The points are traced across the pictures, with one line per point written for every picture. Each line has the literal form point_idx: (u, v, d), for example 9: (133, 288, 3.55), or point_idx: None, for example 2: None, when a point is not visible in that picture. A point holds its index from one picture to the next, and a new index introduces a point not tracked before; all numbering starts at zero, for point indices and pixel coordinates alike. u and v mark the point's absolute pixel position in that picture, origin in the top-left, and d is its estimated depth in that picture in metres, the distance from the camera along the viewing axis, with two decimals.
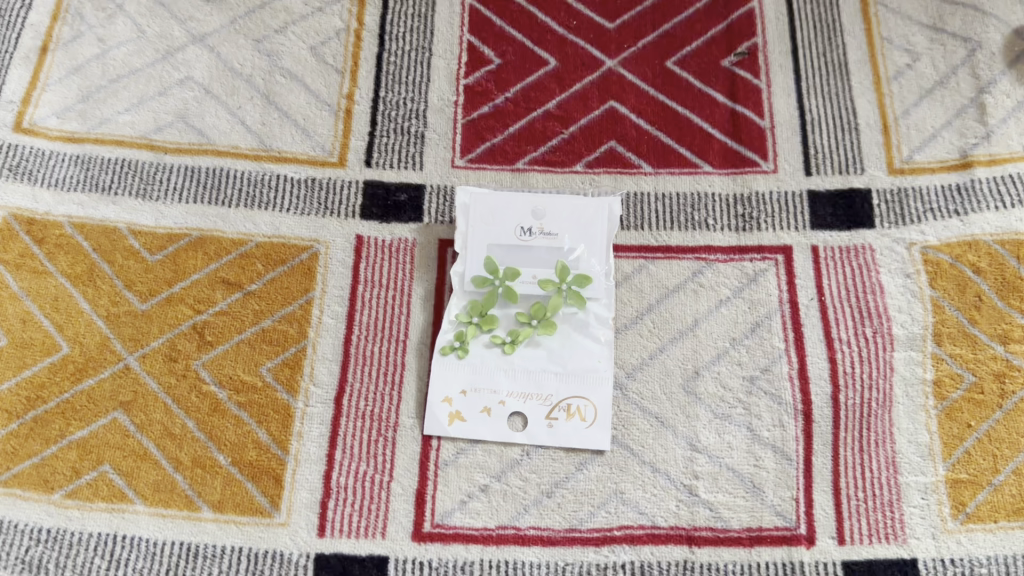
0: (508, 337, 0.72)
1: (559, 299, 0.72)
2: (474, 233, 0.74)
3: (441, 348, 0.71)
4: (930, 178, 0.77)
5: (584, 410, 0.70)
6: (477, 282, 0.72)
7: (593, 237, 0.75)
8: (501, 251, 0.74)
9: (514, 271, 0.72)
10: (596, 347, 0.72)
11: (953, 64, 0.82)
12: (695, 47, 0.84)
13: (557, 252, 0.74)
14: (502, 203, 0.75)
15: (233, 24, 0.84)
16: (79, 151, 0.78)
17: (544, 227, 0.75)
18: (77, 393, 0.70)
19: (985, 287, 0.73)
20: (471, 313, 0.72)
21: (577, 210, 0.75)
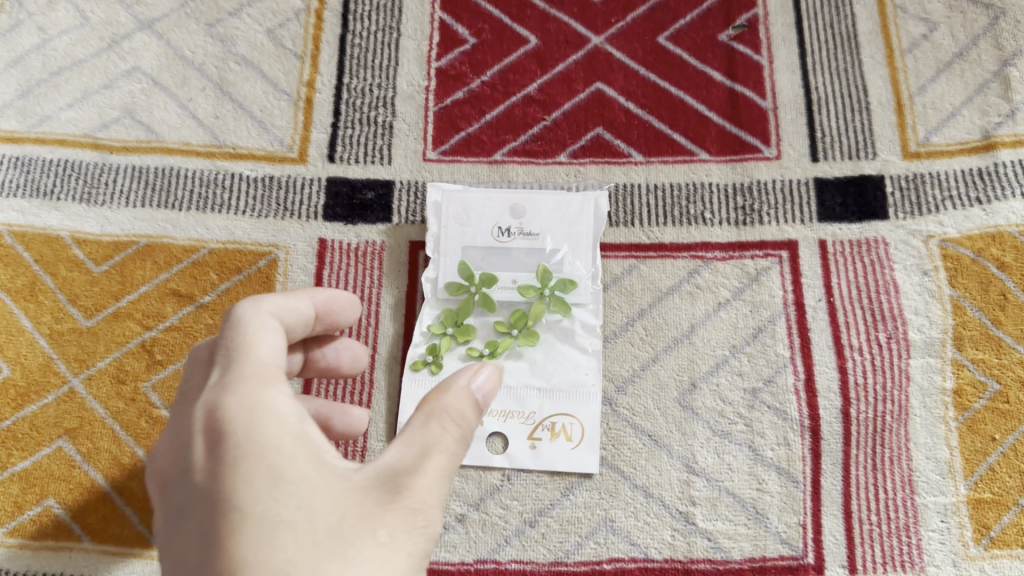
0: (486, 349, 0.65)
1: (542, 306, 0.66)
2: (447, 235, 0.68)
3: (411, 363, 0.65)
4: (949, 162, 0.70)
5: (570, 429, 0.64)
6: (450, 289, 0.66)
7: (578, 236, 0.68)
8: (476, 255, 0.68)
9: (490, 277, 0.66)
10: (582, 357, 0.65)
11: (974, 33, 0.74)
12: (690, 19, 0.76)
13: (539, 253, 0.68)
14: (478, 201, 0.69)
15: (184, 6, 0.77)
16: (18, 152, 0.72)
17: (524, 227, 0.68)
18: (19, 420, 0.65)
19: (1010, 284, 0.66)
20: (445, 323, 0.66)
21: (560, 207, 0.69)
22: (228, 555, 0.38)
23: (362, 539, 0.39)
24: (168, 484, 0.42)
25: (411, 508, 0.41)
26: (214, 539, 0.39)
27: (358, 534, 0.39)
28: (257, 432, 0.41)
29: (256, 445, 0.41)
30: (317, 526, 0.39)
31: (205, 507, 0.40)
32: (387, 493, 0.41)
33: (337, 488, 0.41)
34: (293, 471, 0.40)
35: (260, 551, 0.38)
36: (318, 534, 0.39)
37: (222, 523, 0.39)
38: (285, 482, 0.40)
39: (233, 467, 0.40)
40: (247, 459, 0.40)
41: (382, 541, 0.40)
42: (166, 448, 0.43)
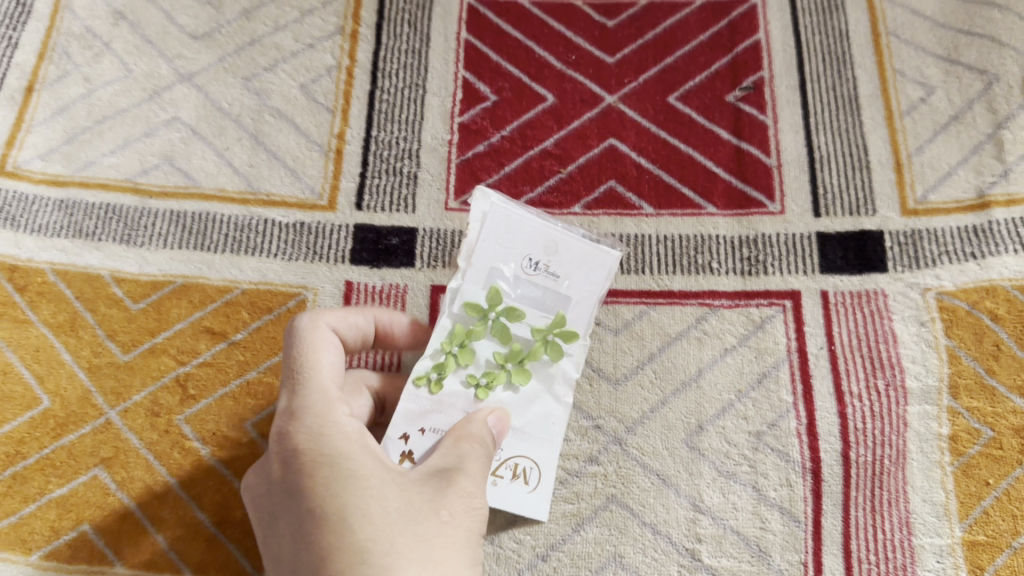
0: (484, 379, 0.63)
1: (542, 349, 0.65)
2: (483, 247, 0.66)
3: (415, 377, 0.62)
4: (946, 219, 0.74)
5: (528, 473, 0.63)
6: (471, 309, 0.64)
7: (587, 291, 0.67)
8: (505, 281, 0.66)
9: (515, 312, 0.64)
10: (556, 407, 0.65)
11: (969, 97, 0.78)
12: (698, 81, 0.80)
13: (557, 299, 0.66)
14: (518, 225, 0.67)
15: (222, 61, 0.82)
16: (63, 195, 0.76)
17: (549, 267, 0.67)
18: (57, 448, 0.68)
19: (1003, 335, 0.69)
20: (453, 341, 0.64)
21: (585, 258, 0.67)
22: (320, 541, 0.49)
23: (427, 518, 0.50)
24: (262, 497, 0.54)
25: (461, 491, 0.53)
26: (305, 533, 0.49)
27: (423, 514, 0.50)
28: (328, 445, 0.52)
29: (328, 456, 0.52)
30: (390, 510, 0.50)
31: (292, 508, 0.51)
32: (441, 483, 0.53)
33: (396, 479, 0.52)
34: (357, 470, 0.51)
35: (344, 535, 0.48)
36: (392, 516, 0.49)
37: (310, 519, 0.50)
38: (351, 479, 0.51)
39: (310, 476, 0.51)
40: (323, 467, 0.51)
41: (443, 518, 0.51)
42: (258, 468, 0.55)
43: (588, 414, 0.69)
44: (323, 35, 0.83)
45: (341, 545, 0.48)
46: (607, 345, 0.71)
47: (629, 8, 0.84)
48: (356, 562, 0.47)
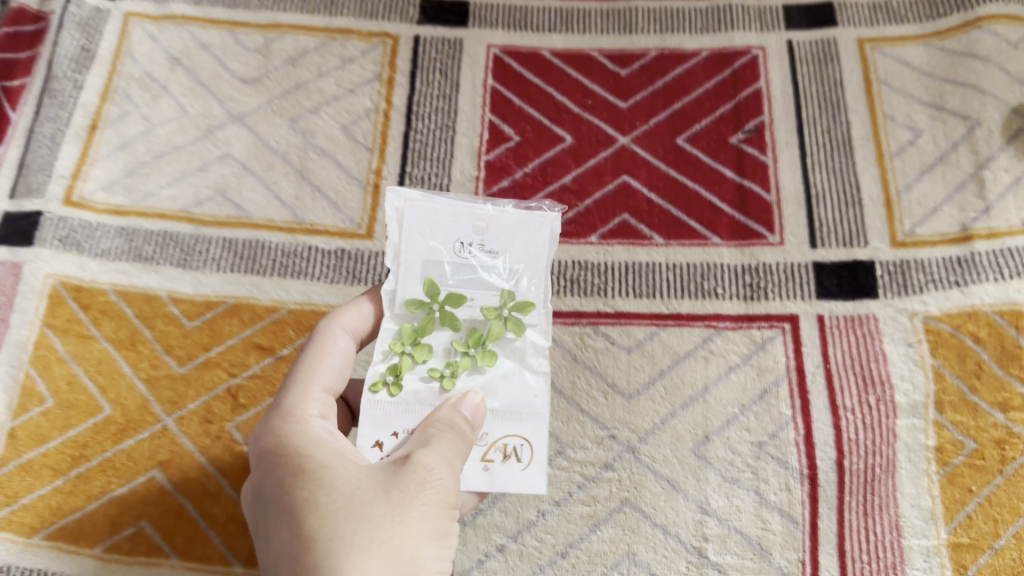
0: (446, 369, 0.58)
1: (502, 326, 0.59)
2: (407, 244, 0.60)
3: (370, 384, 0.57)
4: (932, 250, 0.80)
5: (519, 451, 0.57)
6: (411, 304, 0.59)
7: (535, 258, 0.61)
8: (437, 271, 0.59)
9: (458, 296, 0.59)
10: (533, 378, 0.59)
11: (954, 140, 0.85)
12: (704, 124, 0.88)
13: (499, 275, 0.60)
14: (435, 213, 0.60)
15: (270, 104, 0.89)
16: (124, 223, 0.84)
17: (485, 246, 0.60)
18: (118, 452, 0.75)
19: (984, 355, 0.76)
20: (403, 340, 0.58)
21: (517, 226, 0.61)
22: (277, 539, 0.49)
23: (375, 500, 0.48)
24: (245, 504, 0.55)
25: (416, 469, 0.50)
26: (267, 533, 0.50)
27: (371, 497, 0.49)
28: (286, 443, 0.52)
29: (286, 454, 0.51)
30: (338, 496, 0.49)
31: (259, 511, 0.51)
32: (397, 465, 0.51)
33: (352, 468, 0.51)
34: (312, 463, 0.51)
35: (294, 529, 0.48)
36: (338, 503, 0.48)
37: (270, 519, 0.50)
38: (304, 474, 0.50)
39: (269, 477, 0.51)
40: (279, 467, 0.51)
41: (391, 498, 0.48)
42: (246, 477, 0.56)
43: (604, 425, 0.75)
44: (362, 81, 0.91)
45: (291, 545, 0.48)
46: (621, 362, 0.77)
47: (640, 58, 0.92)
48: (303, 553, 0.47)
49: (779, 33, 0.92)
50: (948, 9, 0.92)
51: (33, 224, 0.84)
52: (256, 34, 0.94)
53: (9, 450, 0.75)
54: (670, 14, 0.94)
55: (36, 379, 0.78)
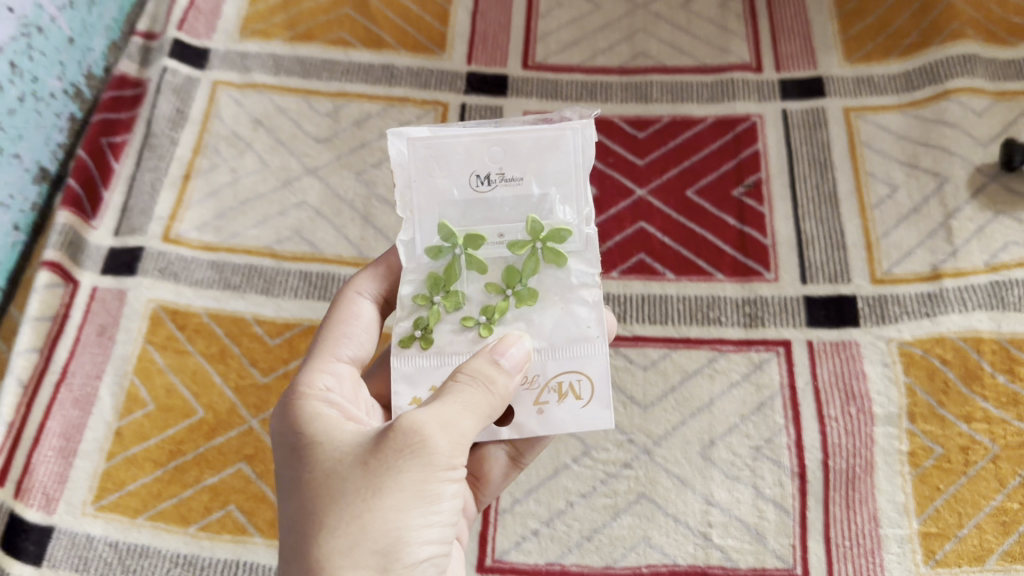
0: (481, 315, 0.64)
1: (534, 261, 0.64)
2: (419, 191, 0.64)
3: (399, 341, 0.64)
4: (907, 287, 0.93)
5: (578, 387, 0.64)
6: (430, 251, 0.64)
7: (561, 176, 0.65)
8: (451, 210, 0.65)
9: (475, 238, 0.64)
10: (583, 310, 0.65)
11: (927, 194, 0.99)
12: (710, 179, 1.02)
13: (528, 201, 0.65)
14: (441, 149, 0.64)
15: (339, 160, 1.05)
16: (214, 257, 0.99)
17: (504, 173, 0.64)
18: (209, 447, 0.88)
19: (951, 375, 0.88)
20: (431, 291, 0.65)
21: (535, 148, 0.64)
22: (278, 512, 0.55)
23: (349, 474, 0.52)
24: None
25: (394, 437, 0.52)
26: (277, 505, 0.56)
27: (346, 471, 0.52)
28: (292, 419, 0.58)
29: (290, 429, 0.57)
30: (319, 472, 0.53)
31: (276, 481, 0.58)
32: (380, 434, 0.53)
33: (343, 440, 0.55)
34: (308, 440, 0.56)
35: (285, 506, 0.54)
36: (317, 479, 0.53)
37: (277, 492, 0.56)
38: (300, 451, 0.55)
39: (278, 453, 0.57)
40: (285, 443, 0.57)
41: (362, 472, 0.52)
42: None
43: (623, 430, 0.88)
44: None
45: (284, 522, 0.53)
46: (638, 378, 0.91)
47: (655, 123, 1.07)
48: (288, 528, 0.53)
49: (775, 102, 1.07)
50: (922, 82, 1.07)
51: (135, 257, 0.99)
52: (327, 101, 1.09)
53: (116, 445, 0.89)
54: (681, 86, 1.09)
55: (139, 386, 0.92)
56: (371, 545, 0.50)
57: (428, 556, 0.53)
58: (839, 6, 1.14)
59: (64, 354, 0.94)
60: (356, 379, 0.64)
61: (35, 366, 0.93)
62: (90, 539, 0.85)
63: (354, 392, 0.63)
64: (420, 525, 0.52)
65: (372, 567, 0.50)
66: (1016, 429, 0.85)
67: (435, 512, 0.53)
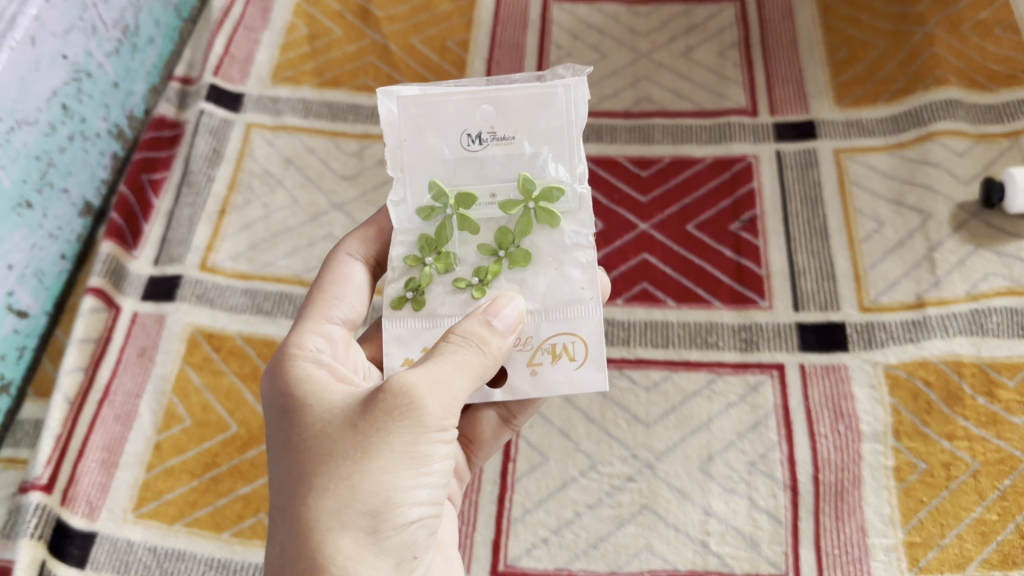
0: (474, 278, 0.71)
1: (526, 220, 0.71)
2: (415, 150, 0.71)
3: (393, 302, 0.71)
4: (893, 315, 1.00)
5: (572, 348, 0.71)
6: (423, 214, 0.71)
7: (552, 134, 0.71)
8: (444, 167, 0.71)
9: (465, 199, 0.70)
10: (577, 272, 0.71)
11: (911, 229, 1.06)
12: (709, 214, 1.10)
13: (518, 159, 0.71)
14: (436, 106, 0.71)
15: (363, 196, 1.12)
16: (247, 285, 1.07)
17: (496, 132, 0.71)
18: (243, 459, 0.95)
19: (933, 396, 0.94)
20: (424, 252, 0.71)
21: (526, 108, 0.71)
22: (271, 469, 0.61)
23: (340, 437, 0.58)
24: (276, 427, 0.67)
25: (383, 402, 0.58)
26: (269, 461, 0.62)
27: (337, 434, 0.58)
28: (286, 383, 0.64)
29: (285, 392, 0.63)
30: (312, 434, 0.59)
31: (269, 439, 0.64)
32: (370, 399, 0.59)
33: (334, 403, 0.61)
34: (302, 401, 0.62)
35: (279, 463, 0.60)
36: (310, 441, 0.59)
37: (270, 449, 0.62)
38: (294, 411, 0.61)
39: (272, 414, 0.63)
40: (279, 405, 0.63)
41: (352, 435, 0.58)
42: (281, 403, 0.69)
43: (627, 446, 0.94)
44: None
45: (279, 478, 0.59)
46: (642, 398, 0.97)
47: (657, 162, 1.15)
48: (282, 485, 0.59)
49: (769, 144, 1.15)
50: (908, 125, 1.14)
51: (174, 285, 1.07)
52: (353, 141, 1.18)
53: (155, 457, 0.96)
54: (682, 129, 1.17)
55: (177, 403, 0.99)
56: (360, 504, 0.56)
57: (415, 511, 0.59)
58: (830, 54, 1.22)
59: (107, 373, 1.01)
60: (348, 337, 0.71)
61: (81, 383, 1.00)
62: (131, 543, 0.91)
63: (344, 351, 0.70)
64: (406, 484, 0.58)
65: (361, 523, 0.57)
66: (995, 446, 0.91)
67: (421, 472, 0.59)
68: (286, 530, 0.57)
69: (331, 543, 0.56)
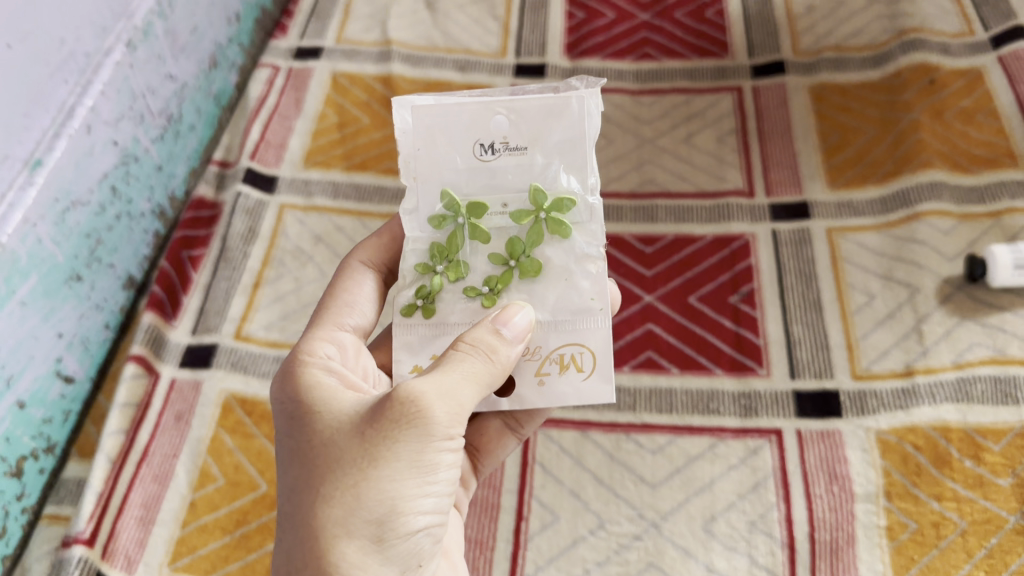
0: (484, 287, 0.79)
1: (535, 231, 0.79)
2: (433, 160, 0.80)
3: (405, 309, 0.80)
4: (884, 383, 1.06)
5: (580, 359, 0.79)
6: (435, 222, 0.79)
7: (561, 144, 0.79)
8: (456, 175, 0.80)
9: (476, 209, 0.79)
10: (586, 283, 0.80)
11: (900, 302, 1.13)
12: (710, 287, 1.17)
13: (528, 169, 0.80)
14: (449, 117, 0.79)
15: None
16: (278, 353, 1.14)
17: (508, 143, 0.79)
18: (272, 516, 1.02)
19: (922, 459, 1.00)
20: (437, 260, 0.80)
21: (538, 119, 0.79)
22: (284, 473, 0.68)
23: (349, 445, 0.65)
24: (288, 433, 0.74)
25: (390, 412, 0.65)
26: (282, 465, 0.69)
27: (347, 441, 0.65)
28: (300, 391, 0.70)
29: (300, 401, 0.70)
30: (324, 441, 0.66)
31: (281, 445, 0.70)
32: (378, 408, 0.65)
33: (345, 411, 0.67)
34: (314, 407, 0.69)
35: (293, 468, 0.67)
36: (322, 448, 0.66)
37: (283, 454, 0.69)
38: (307, 418, 0.68)
39: (286, 421, 0.70)
40: (293, 413, 0.70)
41: (360, 443, 0.64)
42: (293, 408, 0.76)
43: (634, 505, 1.00)
44: None
45: (292, 481, 0.66)
46: (647, 460, 1.03)
47: (661, 239, 1.23)
48: (294, 489, 0.65)
49: (765, 223, 1.23)
50: (895, 205, 1.22)
51: (210, 353, 1.15)
52: (378, 221, 1.27)
53: (189, 514, 1.02)
54: (683, 209, 1.26)
55: (211, 463, 1.06)
56: (366, 511, 0.63)
57: (417, 514, 0.65)
58: (822, 139, 1.31)
59: (146, 436, 1.08)
60: (357, 341, 0.80)
61: (122, 445, 1.07)
62: None
63: (353, 356, 0.79)
64: (411, 490, 0.65)
65: (368, 527, 0.63)
66: (982, 506, 0.96)
67: (426, 478, 0.65)
68: (296, 531, 0.64)
69: (337, 547, 0.62)
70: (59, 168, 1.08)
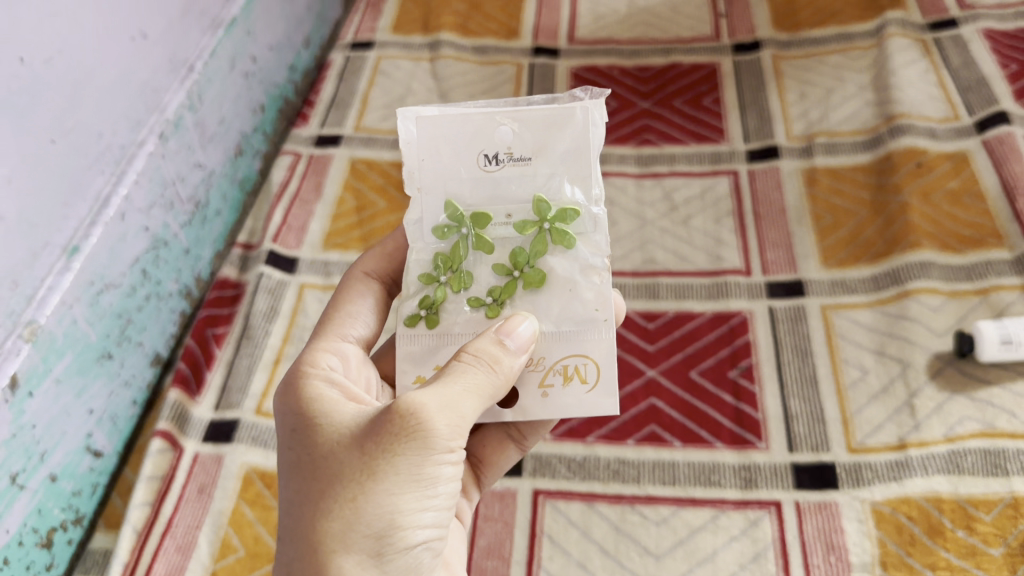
0: (488, 297, 0.85)
1: (537, 244, 0.85)
2: (439, 172, 0.85)
3: (410, 320, 0.86)
4: (878, 455, 1.10)
5: (583, 370, 0.84)
6: (439, 233, 0.85)
7: (564, 155, 0.84)
8: (460, 186, 0.85)
9: (477, 220, 0.85)
10: (589, 295, 0.85)
11: (893, 376, 1.18)
12: (709, 363, 1.23)
13: (530, 179, 0.85)
14: (453, 128, 0.85)
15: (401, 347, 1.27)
16: None
17: (512, 154, 0.84)
18: None
19: (916, 529, 1.04)
20: (441, 270, 0.86)
21: (543, 129, 0.84)
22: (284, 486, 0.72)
23: (348, 460, 0.69)
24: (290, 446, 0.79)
25: (389, 426, 0.69)
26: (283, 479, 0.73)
27: (346, 456, 0.69)
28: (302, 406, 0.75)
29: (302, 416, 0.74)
30: (324, 456, 0.70)
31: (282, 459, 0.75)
32: (376, 423, 0.70)
33: (345, 425, 0.72)
34: (316, 421, 0.73)
35: (294, 482, 0.71)
36: (322, 462, 0.70)
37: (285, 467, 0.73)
38: (309, 433, 0.73)
39: (288, 436, 0.75)
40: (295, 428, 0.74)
41: (358, 457, 0.69)
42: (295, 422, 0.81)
43: None
44: None
45: (293, 496, 0.71)
46: (652, 531, 1.07)
47: (662, 315, 1.29)
48: (295, 503, 0.70)
49: (762, 300, 1.29)
50: (887, 283, 1.27)
51: (232, 427, 1.20)
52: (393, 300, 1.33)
53: None
54: (683, 286, 1.32)
55: (232, 535, 1.10)
56: (364, 526, 0.67)
57: (414, 527, 0.70)
58: (816, 221, 1.37)
59: (170, 507, 1.13)
60: (360, 351, 0.87)
61: (148, 516, 1.12)
62: None
63: (356, 366, 0.85)
64: (408, 504, 0.69)
65: (365, 538, 0.68)
66: None
67: (423, 492, 0.70)
68: (296, 546, 0.68)
69: (336, 560, 0.67)
70: (95, 253, 1.14)
